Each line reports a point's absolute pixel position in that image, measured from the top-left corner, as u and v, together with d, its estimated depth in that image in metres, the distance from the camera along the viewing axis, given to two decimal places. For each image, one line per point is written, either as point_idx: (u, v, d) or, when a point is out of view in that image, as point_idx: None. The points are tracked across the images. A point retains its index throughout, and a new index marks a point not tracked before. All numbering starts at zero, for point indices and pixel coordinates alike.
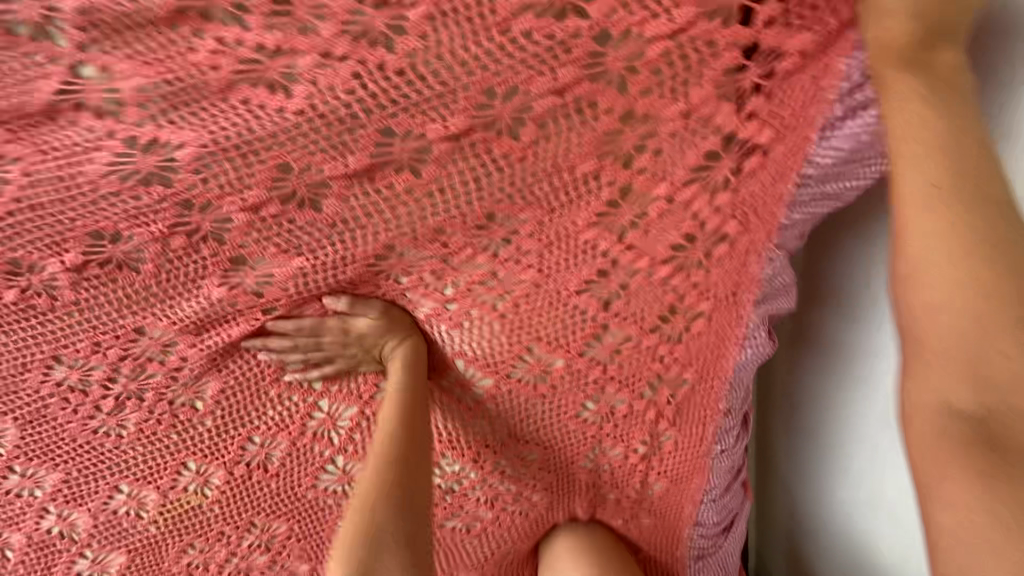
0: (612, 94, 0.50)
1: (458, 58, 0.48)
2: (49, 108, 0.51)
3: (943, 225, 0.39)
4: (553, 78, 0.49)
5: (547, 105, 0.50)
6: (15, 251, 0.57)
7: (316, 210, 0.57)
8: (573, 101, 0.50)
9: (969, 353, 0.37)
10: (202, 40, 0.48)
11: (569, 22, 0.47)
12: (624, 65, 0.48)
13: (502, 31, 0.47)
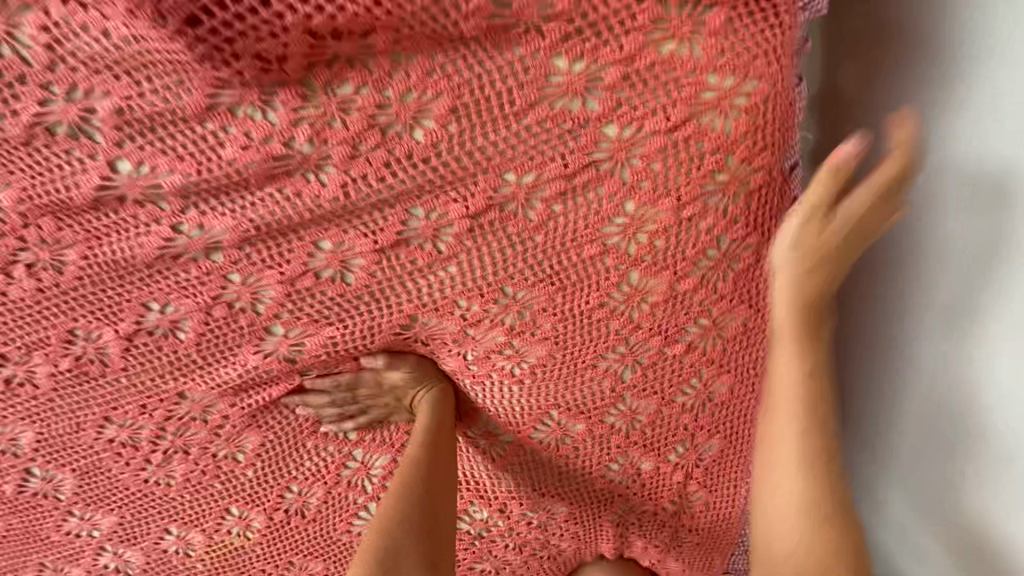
0: (614, 181, 0.52)
1: (478, 146, 0.51)
2: (94, 201, 0.53)
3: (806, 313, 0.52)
4: (563, 164, 0.51)
5: (557, 188, 0.53)
6: (74, 321, 0.60)
7: (346, 282, 0.58)
8: (579, 185, 0.53)
9: (797, 469, 0.52)
10: (230, 134, 0.50)
11: (578, 112, 0.49)
12: (625, 154, 0.51)
13: (518, 120, 0.50)
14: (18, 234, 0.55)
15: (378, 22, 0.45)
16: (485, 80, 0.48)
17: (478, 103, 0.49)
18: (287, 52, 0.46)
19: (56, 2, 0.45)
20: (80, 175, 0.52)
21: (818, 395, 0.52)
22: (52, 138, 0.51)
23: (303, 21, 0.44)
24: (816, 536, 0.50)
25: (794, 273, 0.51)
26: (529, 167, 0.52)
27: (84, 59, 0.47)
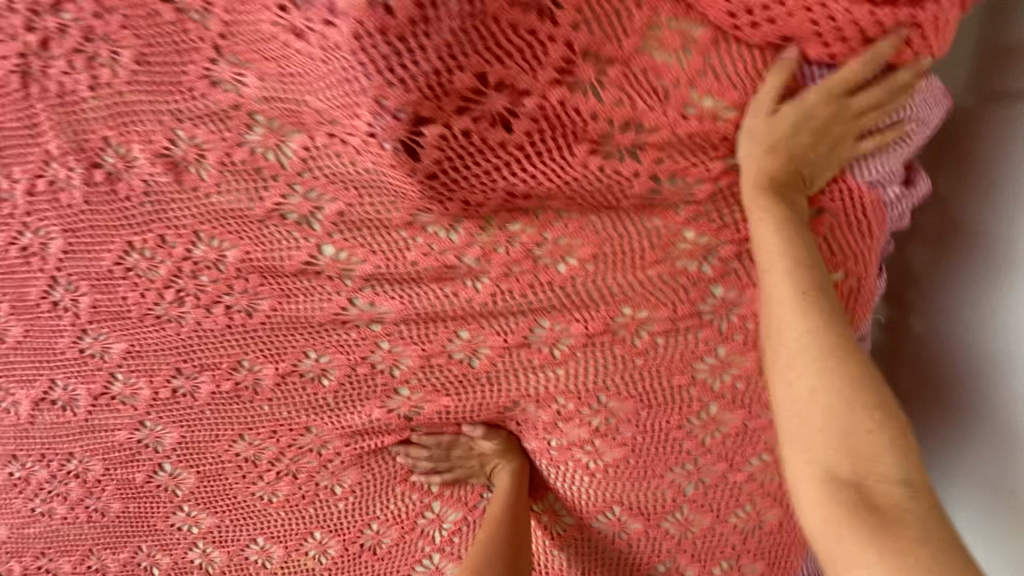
0: (712, 329, 0.64)
1: (608, 284, 0.63)
2: (298, 270, 0.68)
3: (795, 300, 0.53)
4: (674, 309, 0.63)
5: (663, 325, 0.64)
6: (245, 354, 0.73)
7: (470, 364, 0.70)
8: (683, 327, 0.64)
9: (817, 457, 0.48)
10: (417, 242, 0.64)
11: (694, 273, 0.62)
12: (725, 310, 0.63)
13: (644, 271, 0.63)
14: (227, 283, 0.69)
15: (561, 192, 0.60)
16: (625, 239, 0.62)
17: (615, 255, 0.62)
18: (486, 203, 0.60)
19: (323, 134, 0.60)
20: (292, 250, 0.66)
21: (857, 391, 0.48)
22: (281, 220, 0.65)
23: (508, 186, 0.59)
24: (851, 426, 0.47)
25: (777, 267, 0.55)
26: (643, 308, 0.64)
27: (327, 174, 0.62)
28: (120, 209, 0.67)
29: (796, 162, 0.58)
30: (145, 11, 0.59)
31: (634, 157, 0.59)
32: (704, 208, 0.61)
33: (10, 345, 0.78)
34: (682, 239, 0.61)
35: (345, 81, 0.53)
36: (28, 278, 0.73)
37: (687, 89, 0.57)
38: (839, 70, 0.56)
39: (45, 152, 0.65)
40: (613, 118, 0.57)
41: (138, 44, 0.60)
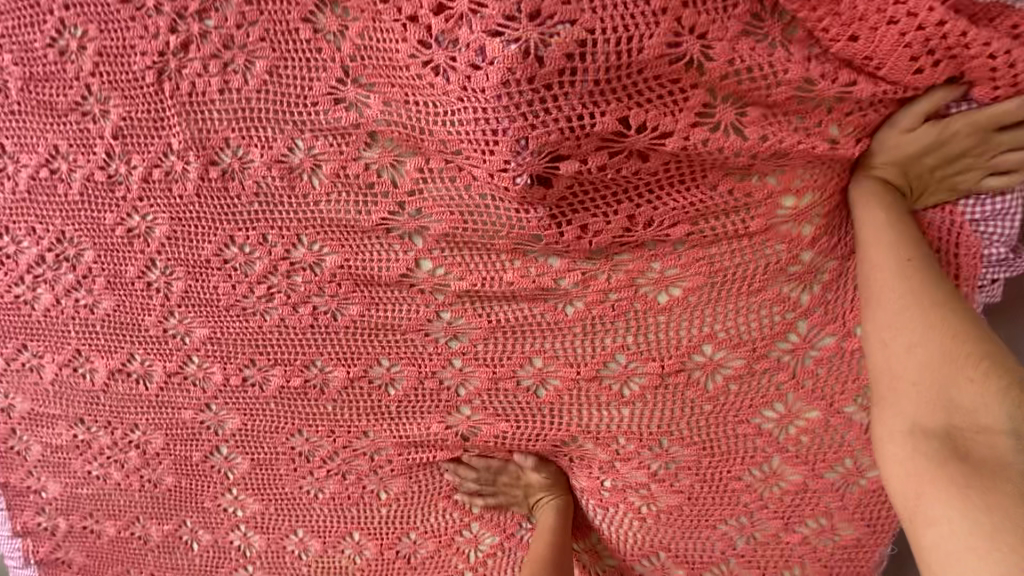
0: (785, 374, 0.67)
1: (692, 324, 0.67)
2: (391, 281, 0.71)
3: (897, 280, 0.57)
4: (753, 349, 0.67)
5: (738, 369, 0.67)
6: (319, 353, 0.77)
7: (536, 394, 0.73)
8: (759, 370, 0.67)
9: (923, 420, 0.52)
10: (514, 265, 0.68)
11: (778, 326, 0.66)
12: (801, 359, 0.66)
13: (728, 318, 0.66)
14: (319, 285, 0.73)
15: (685, 218, 0.62)
16: (726, 275, 0.65)
17: (720, 284, 0.66)
18: (606, 225, 0.62)
19: (439, 158, 0.63)
20: (391, 262, 0.70)
21: (959, 358, 0.52)
22: (384, 232, 0.69)
23: (631, 209, 0.62)
24: (954, 387, 0.51)
25: (886, 249, 0.58)
26: (722, 346, 0.67)
27: (433, 198, 0.65)
28: (230, 205, 0.71)
29: (915, 176, 0.59)
30: (285, 28, 0.62)
31: (756, 189, 0.61)
32: (817, 242, 0.63)
33: (97, 315, 0.81)
34: (776, 280, 0.65)
35: (479, 121, 0.54)
36: (128, 256, 0.77)
37: (810, 150, 0.57)
38: (997, 104, 0.54)
39: (167, 144, 0.70)
40: (741, 161, 0.58)
41: (272, 55, 0.63)
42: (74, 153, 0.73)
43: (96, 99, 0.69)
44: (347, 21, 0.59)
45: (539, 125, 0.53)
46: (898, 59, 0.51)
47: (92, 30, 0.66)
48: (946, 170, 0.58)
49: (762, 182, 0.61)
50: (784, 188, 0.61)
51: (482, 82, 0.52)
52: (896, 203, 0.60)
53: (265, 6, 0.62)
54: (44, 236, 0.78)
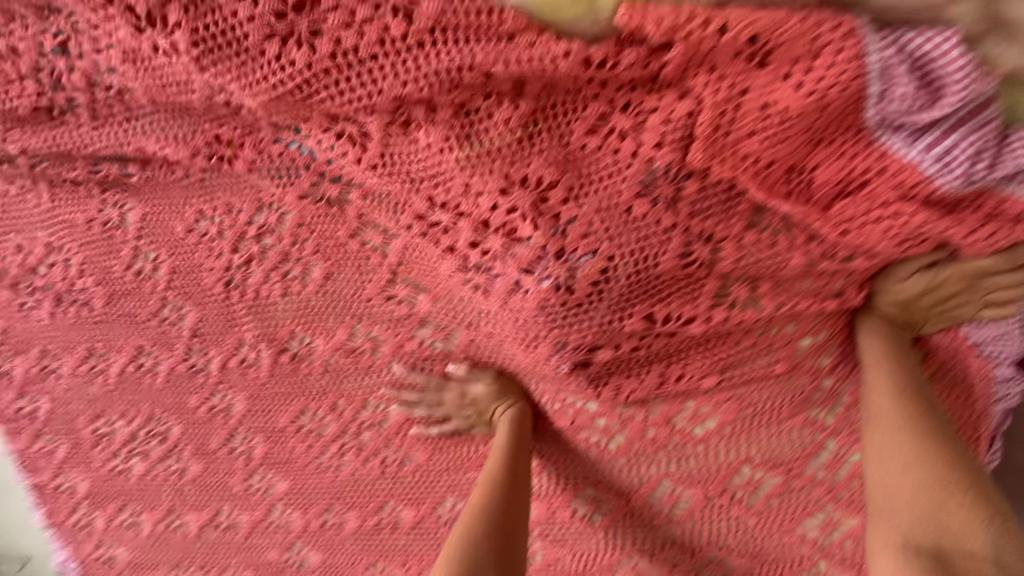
0: (823, 488, 0.72)
1: (729, 453, 0.72)
2: (455, 435, 0.80)
3: (894, 396, 0.59)
4: (788, 468, 0.72)
5: (776, 487, 0.73)
6: (388, 498, 0.84)
7: (591, 521, 0.80)
8: (795, 485, 0.73)
9: (907, 532, 0.51)
10: (560, 412, 0.74)
11: (809, 448, 0.71)
12: (834, 474, 0.71)
13: (762, 447, 0.72)
14: (387, 439, 0.81)
15: (714, 370, 0.67)
16: (760, 409, 0.70)
17: (748, 418, 0.70)
18: (639, 382, 0.68)
19: (485, 336, 0.69)
20: (451, 417, 0.77)
21: (945, 477, 0.52)
22: (436, 395, 0.75)
23: (661, 367, 0.67)
24: (947, 506, 0.50)
25: (882, 368, 0.61)
26: (759, 468, 0.72)
27: (490, 364, 0.73)
28: (300, 382, 0.79)
29: (914, 312, 0.63)
30: (334, 242, 0.70)
31: (775, 339, 0.65)
32: (835, 370, 0.68)
33: (187, 479, 0.90)
34: (808, 407, 0.69)
35: (520, 325, 0.62)
36: (212, 429, 0.85)
37: (821, 307, 0.62)
38: (982, 259, 0.57)
39: (239, 338, 0.78)
40: (761, 319, 0.62)
41: (326, 264, 0.72)
42: (157, 350, 0.82)
43: (173, 307, 0.78)
44: (389, 235, 0.67)
45: (574, 329, 0.60)
46: (890, 244, 0.56)
47: (164, 254, 0.75)
48: (942, 306, 0.62)
49: (781, 332, 0.64)
50: (801, 333, 0.65)
51: (521, 300, 0.59)
52: (898, 335, 0.64)
53: (314, 226, 0.69)
54: (135, 417, 0.87)
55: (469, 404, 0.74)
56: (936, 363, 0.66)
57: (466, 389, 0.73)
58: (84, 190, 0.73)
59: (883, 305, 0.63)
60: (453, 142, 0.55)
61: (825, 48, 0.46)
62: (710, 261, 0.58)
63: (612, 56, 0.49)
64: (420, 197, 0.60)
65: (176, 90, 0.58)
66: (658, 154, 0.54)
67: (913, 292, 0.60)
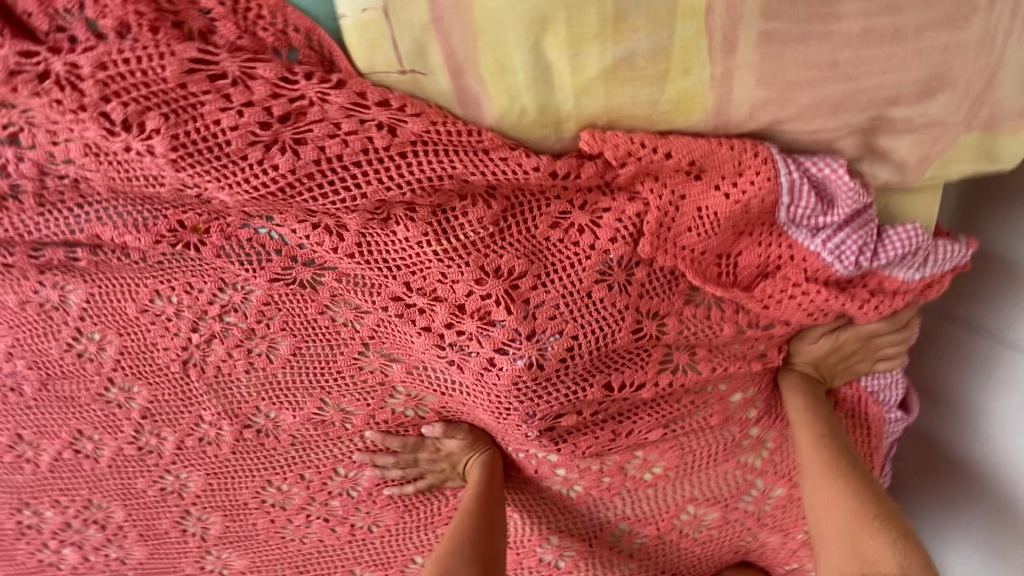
0: (752, 515, 0.83)
1: (677, 492, 0.81)
2: (427, 494, 0.82)
3: (817, 446, 0.70)
4: (725, 501, 0.82)
5: (715, 517, 0.83)
6: (358, 561, 0.85)
7: (556, 564, 0.86)
8: (731, 514, 0.83)
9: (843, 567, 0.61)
10: (526, 463, 0.80)
11: (742, 483, 0.81)
12: (760, 503, 0.83)
13: (703, 485, 0.81)
14: (356, 504, 0.81)
15: (658, 424, 0.75)
16: (699, 453, 0.79)
17: (685, 466, 0.79)
18: (592, 439, 0.75)
19: (455, 402, 0.74)
20: (426, 473, 0.80)
21: (860, 514, 0.62)
22: (413, 454, 0.78)
23: (612, 425, 0.75)
24: (862, 538, 0.61)
25: (805, 422, 0.73)
26: (702, 505, 0.82)
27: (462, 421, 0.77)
28: (264, 455, 0.78)
29: (823, 367, 0.75)
30: (303, 319, 0.71)
31: (711, 396, 0.75)
32: (760, 420, 0.79)
33: (130, 565, 0.85)
34: (741, 448, 0.79)
35: (492, 396, 0.67)
36: (162, 512, 0.81)
37: (749, 363, 0.73)
38: (872, 323, 0.69)
39: (197, 416, 0.76)
40: (698, 377, 0.71)
41: (293, 340, 0.72)
42: (99, 434, 0.77)
43: (120, 388, 0.75)
44: (361, 313, 0.69)
45: (542, 401, 0.67)
46: (801, 316, 0.66)
47: (112, 334, 0.72)
48: (845, 361, 0.75)
49: (716, 389, 0.75)
50: (731, 389, 0.75)
51: (495, 376, 0.65)
52: (814, 388, 0.76)
53: (281, 304, 0.70)
54: (69, 505, 0.81)
55: (443, 456, 0.79)
56: (843, 411, 0.79)
57: (440, 444, 0.78)
58: (17, 271, 0.69)
59: (799, 362, 0.76)
60: (430, 237, 0.60)
61: (746, 167, 0.56)
62: (658, 333, 0.67)
63: (575, 169, 0.56)
64: (396, 282, 0.63)
65: (141, 184, 0.57)
66: (613, 246, 0.62)
67: (822, 352, 0.73)
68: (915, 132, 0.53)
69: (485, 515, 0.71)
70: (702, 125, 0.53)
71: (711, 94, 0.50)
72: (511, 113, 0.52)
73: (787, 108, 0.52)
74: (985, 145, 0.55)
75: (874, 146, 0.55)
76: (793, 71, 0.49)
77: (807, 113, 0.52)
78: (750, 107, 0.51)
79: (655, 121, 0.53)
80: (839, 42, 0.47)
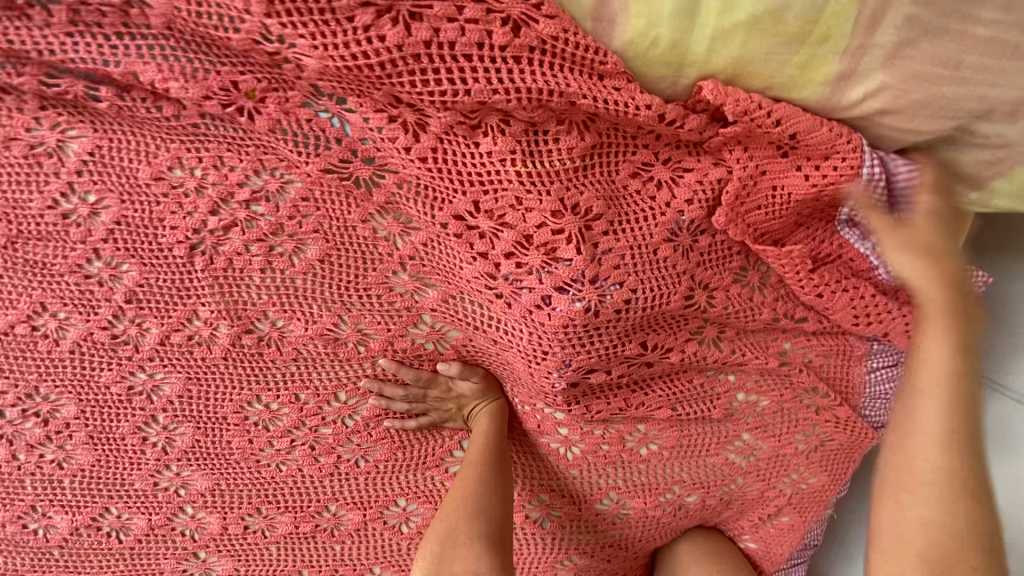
0: (735, 504, 0.85)
1: (673, 474, 0.80)
2: (426, 434, 0.79)
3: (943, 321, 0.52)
4: (710, 491, 0.82)
5: (703, 502, 0.83)
6: (334, 499, 0.79)
7: (541, 525, 0.83)
8: (719, 501, 0.83)
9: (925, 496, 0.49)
10: (534, 418, 0.78)
11: (734, 476, 0.81)
12: (746, 496, 0.83)
13: (701, 469, 0.80)
14: (349, 435, 0.76)
15: (667, 402, 0.75)
16: (702, 437, 0.78)
17: (685, 446, 0.79)
18: (606, 401, 0.73)
19: (483, 340, 0.70)
20: (431, 411, 0.77)
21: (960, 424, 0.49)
22: (425, 389, 0.75)
23: (627, 392, 0.74)
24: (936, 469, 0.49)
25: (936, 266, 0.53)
26: (688, 488, 0.81)
27: (481, 362, 0.74)
28: (259, 366, 0.71)
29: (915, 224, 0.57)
30: (342, 223, 0.65)
31: (720, 384, 0.75)
32: (756, 427, 0.78)
33: (68, 471, 0.74)
34: (730, 445, 0.79)
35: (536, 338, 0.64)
36: (122, 414, 0.72)
37: (781, 345, 0.73)
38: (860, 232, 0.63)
39: (192, 311, 0.68)
40: (723, 352, 0.72)
41: (325, 245, 0.66)
42: (66, 312, 0.67)
43: (105, 264, 0.65)
44: (410, 228, 0.65)
45: (584, 350, 0.65)
46: (847, 313, 0.68)
47: (111, 199, 0.63)
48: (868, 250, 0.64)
49: (724, 378, 0.75)
50: (738, 385, 0.75)
51: (545, 317, 0.62)
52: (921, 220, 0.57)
53: (321, 203, 0.64)
54: (7, 390, 0.70)
55: (452, 398, 0.76)
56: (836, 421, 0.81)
57: (452, 384, 0.75)
58: (13, 99, 0.59)
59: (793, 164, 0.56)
60: (517, 156, 0.57)
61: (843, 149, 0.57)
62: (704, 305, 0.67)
63: (680, 118, 0.55)
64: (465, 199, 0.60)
65: (215, 22, 0.51)
66: (688, 207, 0.61)
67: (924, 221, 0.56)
68: (985, 151, 0.57)
69: (501, 514, 0.68)
70: (813, 98, 0.55)
71: (835, 68, 0.52)
72: (642, 40, 0.52)
73: (897, 100, 0.54)
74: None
75: (946, 157, 0.59)
76: (915, 62, 0.51)
77: (909, 110, 0.54)
78: (863, 91, 0.54)
79: (773, 83, 0.54)
80: (967, 44, 0.50)
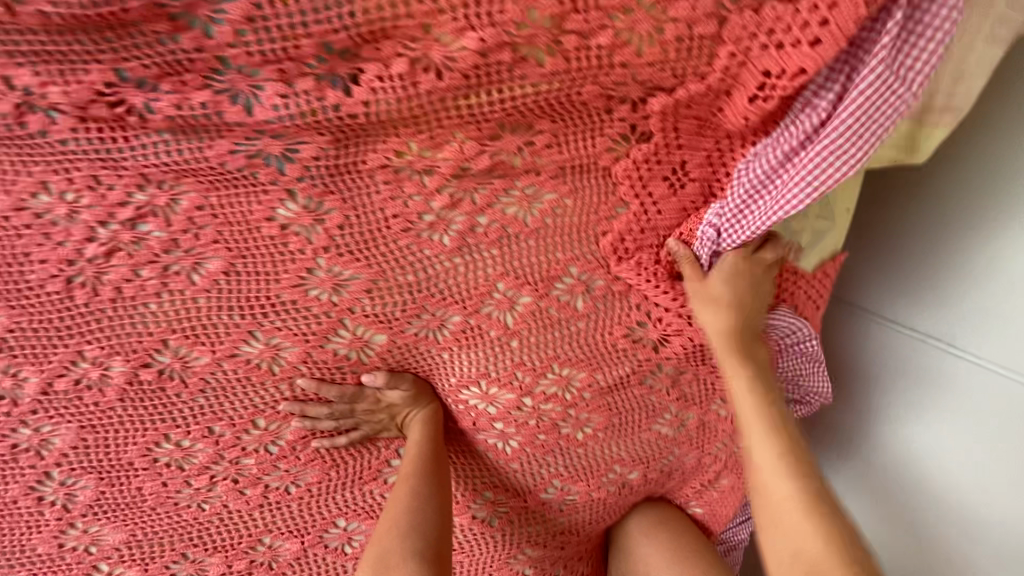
0: (677, 475, 0.85)
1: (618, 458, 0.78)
2: (357, 449, 0.75)
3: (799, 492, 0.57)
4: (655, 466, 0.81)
5: (648, 478, 0.83)
6: (268, 530, 0.75)
7: (488, 521, 0.82)
8: (664, 473, 0.84)
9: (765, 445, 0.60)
10: (470, 416, 0.74)
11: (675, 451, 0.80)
12: (690, 465, 0.84)
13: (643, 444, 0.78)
14: (274, 461, 0.72)
15: (595, 378, 0.71)
16: (636, 414, 0.75)
17: (619, 423, 0.75)
18: (532, 385, 0.71)
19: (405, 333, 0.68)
20: (361, 425, 0.73)
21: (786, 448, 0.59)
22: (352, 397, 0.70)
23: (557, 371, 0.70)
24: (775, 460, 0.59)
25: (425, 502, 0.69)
26: (628, 465, 0.79)
27: (406, 363, 0.71)
28: (160, 403, 0.66)
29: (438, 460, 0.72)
30: (241, 228, 0.60)
31: (643, 350, 0.71)
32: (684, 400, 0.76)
33: None
34: (659, 418, 0.76)
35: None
36: (11, 474, 0.66)
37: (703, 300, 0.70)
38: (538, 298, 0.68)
39: (75, 353, 0.62)
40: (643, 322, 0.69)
41: (227, 256, 0.61)
42: None
43: None
44: (318, 217, 0.61)
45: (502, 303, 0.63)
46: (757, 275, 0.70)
47: None
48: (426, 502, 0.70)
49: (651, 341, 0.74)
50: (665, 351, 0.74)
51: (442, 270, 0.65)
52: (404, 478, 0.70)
53: (218, 211, 0.59)
54: None
55: (384, 408, 0.72)
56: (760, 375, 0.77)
57: (381, 395, 0.71)
58: None
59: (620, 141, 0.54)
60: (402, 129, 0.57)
61: (777, 64, 0.52)
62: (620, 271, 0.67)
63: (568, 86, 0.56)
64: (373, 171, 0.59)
65: (72, 36, 0.49)
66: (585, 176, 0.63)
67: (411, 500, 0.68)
68: None
69: (441, 527, 0.67)
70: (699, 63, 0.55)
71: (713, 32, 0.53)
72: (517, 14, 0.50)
73: None
74: (905, 137, 0.61)
75: None
76: None
77: None
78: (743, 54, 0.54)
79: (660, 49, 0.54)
80: None
